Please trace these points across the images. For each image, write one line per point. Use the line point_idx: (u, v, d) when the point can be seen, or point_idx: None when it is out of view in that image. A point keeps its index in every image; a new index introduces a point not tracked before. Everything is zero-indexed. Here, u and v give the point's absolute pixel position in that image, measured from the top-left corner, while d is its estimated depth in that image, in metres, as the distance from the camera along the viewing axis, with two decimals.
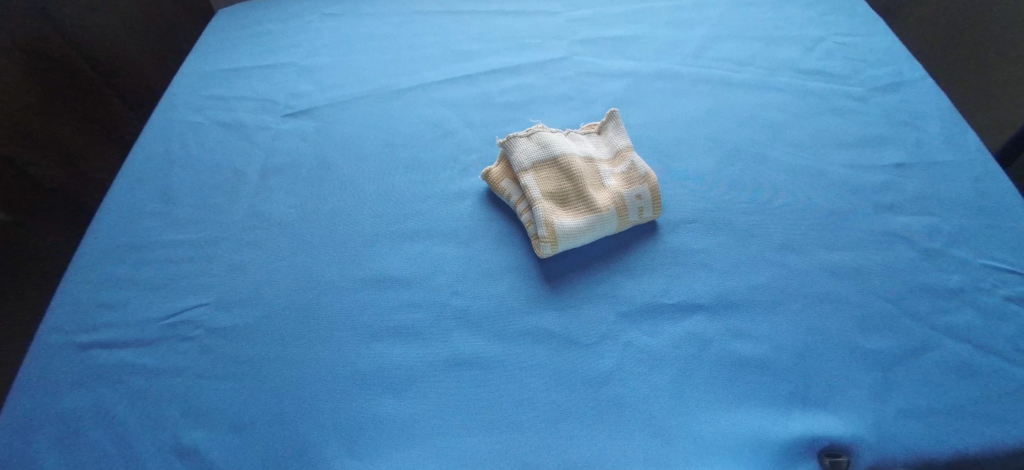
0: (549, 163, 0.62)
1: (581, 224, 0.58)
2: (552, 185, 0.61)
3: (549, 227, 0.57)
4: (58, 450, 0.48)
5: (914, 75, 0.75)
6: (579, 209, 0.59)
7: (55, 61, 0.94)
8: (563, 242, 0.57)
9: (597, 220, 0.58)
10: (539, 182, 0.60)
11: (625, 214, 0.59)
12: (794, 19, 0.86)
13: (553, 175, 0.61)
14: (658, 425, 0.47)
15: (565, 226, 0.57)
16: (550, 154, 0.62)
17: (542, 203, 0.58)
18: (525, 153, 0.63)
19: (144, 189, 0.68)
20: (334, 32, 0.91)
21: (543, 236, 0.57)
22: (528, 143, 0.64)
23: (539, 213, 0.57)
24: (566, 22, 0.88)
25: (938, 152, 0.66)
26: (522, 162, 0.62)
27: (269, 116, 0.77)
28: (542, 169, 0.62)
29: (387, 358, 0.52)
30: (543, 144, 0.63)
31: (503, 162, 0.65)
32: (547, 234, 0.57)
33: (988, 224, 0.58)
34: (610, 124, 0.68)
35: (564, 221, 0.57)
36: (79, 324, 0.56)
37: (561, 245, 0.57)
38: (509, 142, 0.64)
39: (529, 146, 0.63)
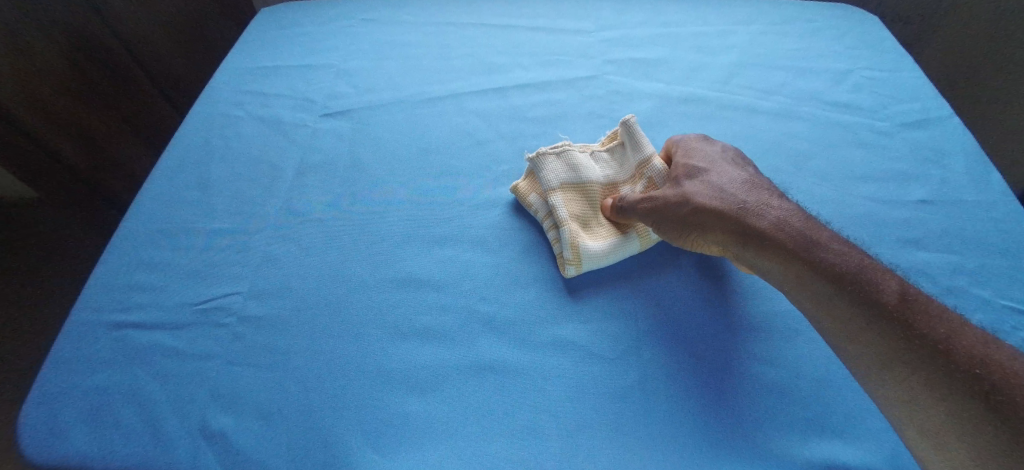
0: (574, 185, 0.63)
1: (606, 247, 0.59)
2: (577, 207, 0.62)
3: (573, 250, 0.58)
4: (89, 426, 0.50)
5: (940, 113, 0.76)
6: (603, 233, 0.61)
7: (99, 48, 0.97)
8: (588, 264, 0.59)
9: (620, 244, 0.60)
10: (565, 204, 0.61)
11: (648, 236, 0.61)
12: (823, 51, 0.87)
13: (577, 198, 0.63)
14: (676, 442, 0.48)
15: (591, 249, 0.58)
16: (576, 177, 0.63)
17: (568, 225, 0.60)
18: (551, 173, 0.63)
19: (182, 178, 0.71)
20: (371, 38, 0.94)
21: (569, 259, 0.58)
22: (554, 162, 0.64)
23: (566, 236, 0.58)
24: (598, 41, 0.90)
25: (962, 190, 0.66)
26: (548, 182, 0.63)
27: (305, 115, 0.79)
28: (567, 191, 0.63)
29: (413, 358, 0.53)
30: (569, 165, 0.63)
31: (530, 177, 0.66)
32: (572, 256, 0.58)
33: (1010, 266, 0.58)
34: (628, 133, 0.65)
35: (590, 244, 0.59)
36: (115, 305, 0.58)
37: (586, 267, 0.59)
38: (534, 160, 0.64)
39: (555, 166, 0.63)
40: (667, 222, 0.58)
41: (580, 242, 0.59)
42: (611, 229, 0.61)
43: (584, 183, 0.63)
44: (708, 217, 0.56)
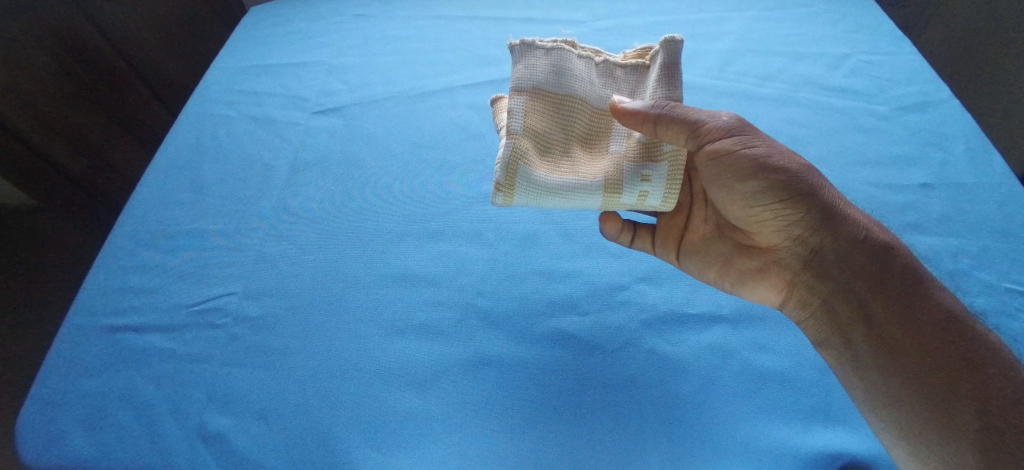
0: (551, 95, 0.51)
1: (553, 181, 0.48)
2: (541, 125, 0.50)
3: (509, 174, 0.46)
4: (87, 431, 0.49)
5: (940, 96, 0.75)
6: (560, 167, 0.49)
7: (89, 51, 0.96)
8: (525, 194, 0.47)
9: (576, 184, 0.48)
10: (527, 112, 0.50)
11: (617, 194, 0.48)
12: (820, 35, 0.86)
13: (545, 115, 0.51)
14: (676, 434, 0.47)
15: (534, 176, 0.47)
16: (557, 86, 0.51)
17: (518, 137, 0.48)
18: (528, 70, 0.51)
19: (176, 179, 0.70)
20: (363, 33, 0.93)
21: (500, 180, 0.46)
22: (540, 57, 0.52)
23: (508, 148, 0.47)
24: (591, 31, 0.89)
25: (962, 172, 0.66)
26: (519, 80, 0.51)
27: (299, 113, 0.79)
28: (538, 98, 0.51)
29: (411, 354, 0.53)
30: (556, 68, 0.51)
31: None
32: (507, 174, 0.46)
33: (1012, 248, 0.58)
34: (662, 55, 0.52)
35: (536, 170, 0.47)
36: (110, 308, 0.57)
37: (522, 197, 0.47)
38: (516, 46, 0.52)
39: (539, 63, 0.51)
40: (760, 154, 0.51)
41: (524, 162, 0.47)
42: (572, 166, 0.50)
43: (563, 97, 0.52)
44: (806, 173, 0.52)
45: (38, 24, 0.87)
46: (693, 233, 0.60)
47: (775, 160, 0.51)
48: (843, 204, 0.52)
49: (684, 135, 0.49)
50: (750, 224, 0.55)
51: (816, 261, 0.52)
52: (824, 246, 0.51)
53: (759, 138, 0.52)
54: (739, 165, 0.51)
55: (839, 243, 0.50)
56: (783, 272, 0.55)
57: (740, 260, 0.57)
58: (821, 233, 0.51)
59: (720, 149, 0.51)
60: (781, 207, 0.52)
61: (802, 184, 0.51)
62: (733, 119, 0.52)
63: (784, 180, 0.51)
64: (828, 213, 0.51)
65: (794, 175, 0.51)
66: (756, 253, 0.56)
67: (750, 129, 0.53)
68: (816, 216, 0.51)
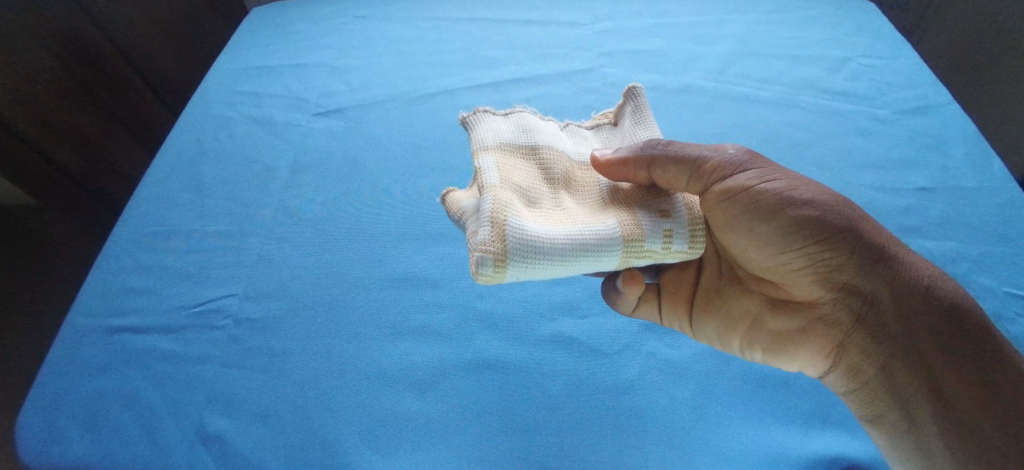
0: (523, 151, 0.47)
1: (551, 234, 0.39)
2: (521, 178, 0.44)
3: (498, 229, 0.38)
4: (86, 432, 0.49)
5: (940, 100, 0.75)
6: (554, 219, 0.42)
7: (90, 50, 0.96)
8: (519, 252, 0.37)
9: (581, 233, 0.40)
10: (501, 167, 0.44)
11: (640, 239, 0.41)
12: (821, 39, 0.86)
13: (522, 171, 0.45)
14: (676, 438, 0.47)
15: (527, 228, 0.38)
16: (529, 140, 0.48)
17: (498, 190, 0.41)
18: (494, 131, 0.48)
19: (177, 180, 0.70)
20: (364, 35, 0.93)
21: (488, 239, 0.37)
22: (501, 121, 0.49)
23: (490, 200, 0.39)
24: (592, 33, 0.89)
25: (962, 176, 0.66)
26: (485, 142, 0.47)
27: (299, 114, 0.79)
28: (511, 155, 0.46)
29: (411, 357, 0.53)
30: (525, 126, 0.49)
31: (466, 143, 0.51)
32: (495, 230, 0.38)
33: (1011, 252, 0.58)
34: (627, 104, 0.54)
35: (526, 222, 0.39)
36: (110, 309, 0.57)
37: (514, 252, 0.37)
38: (477, 115, 0.50)
39: (502, 126, 0.49)
40: (781, 191, 0.44)
41: (512, 214, 0.39)
42: (567, 219, 0.43)
43: (539, 151, 0.48)
44: (840, 205, 0.44)
45: (38, 22, 0.87)
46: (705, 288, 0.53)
47: (800, 195, 0.44)
48: (885, 236, 0.44)
49: (686, 175, 0.44)
50: (780, 273, 0.48)
51: (867, 311, 0.44)
52: (875, 294, 0.43)
53: (774, 172, 0.45)
54: (760, 203, 0.44)
55: (890, 288, 0.42)
56: (824, 329, 0.47)
57: (772, 318, 0.49)
58: (867, 281, 0.43)
59: (733, 190, 0.44)
60: (813, 252, 0.44)
61: (836, 220, 0.43)
62: (738, 151, 0.46)
63: (815, 216, 0.43)
64: (870, 253, 0.43)
65: (824, 209, 0.44)
66: (791, 308, 0.49)
67: (761, 162, 0.46)
68: (858, 257, 0.43)
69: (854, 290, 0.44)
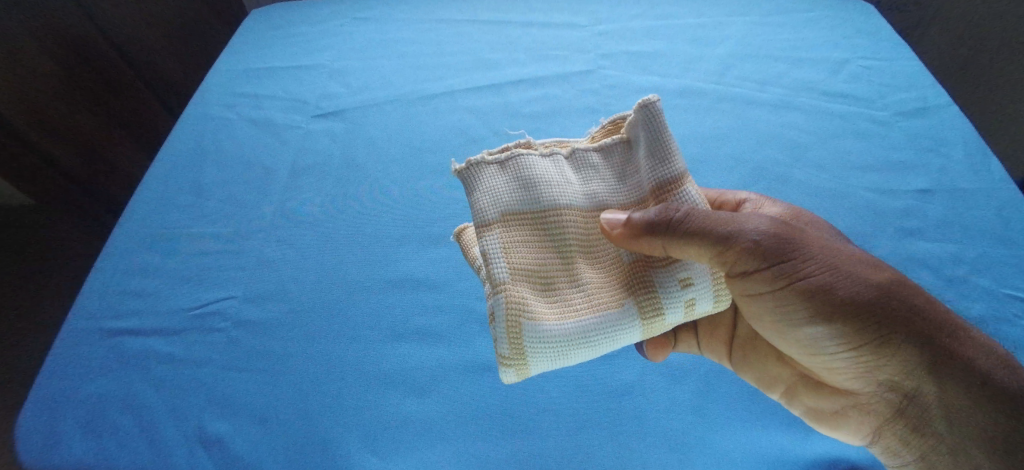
0: (529, 219, 0.42)
1: (568, 325, 0.40)
2: (530, 255, 0.42)
3: (513, 344, 0.38)
4: (85, 435, 0.49)
5: (939, 102, 0.75)
6: (574, 299, 0.41)
7: (90, 52, 0.96)
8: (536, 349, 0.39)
9: (598, 325, 0.39)
10: (507, 250, 0.41)
11: (660, 318, 0.40)
12: (820, 40, 0.86)
13: (531, 243, 0.42)
14: (677, 441, 0.47)
15: (541, 327, 0.39)
16: (536, 201, 0.42)
17: (511, 286, 0.40)
18: (497, 194, 0.42)
19: (176, 181, 0.70)
20: (365, 36, 0.93)
21: (506, 349, 0.39)
22: (498, 176, 0.43)
23: (504, 311, 0.38)
24: (592, 35, 0.89)
25: (961, 178, 0.66)
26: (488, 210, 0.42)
27: (299, 116, 0.79)
28: (517, 226, 0.42)
29: (410, 359, 0.53)
30: (530, 180, 0.43)
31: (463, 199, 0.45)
32: (511, 339, 0.39)
33: (1010, 254, 0.58)
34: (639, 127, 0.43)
35: (539, 319, 0.39)
36: (110, 311, 0.57)
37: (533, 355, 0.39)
38: (478, 166, 0.43)
39: (501, 184, 0.43)
40: (815, 285, 0.39)
41: (529, 317, 0.39)
42: (591, 292, 0.41)
43: (544, 214, 0.42)
44: (888, 298, 0.38)
45: (37, 24, 0.87)
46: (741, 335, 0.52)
47: (836, 289, 0.39)
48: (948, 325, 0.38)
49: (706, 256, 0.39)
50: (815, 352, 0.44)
51: (909, 409, 0.40)
52: (921, 395, 0.39)
53: (811, 258, 0.39)
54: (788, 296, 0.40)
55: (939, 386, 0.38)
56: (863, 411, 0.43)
57: (807, 391, 0.47)
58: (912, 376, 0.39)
59: (758, 281, 0.40)
60: (850, 347, 0.40)
61: (880, 319, 0.38)
62: (768, 231, 0.40)
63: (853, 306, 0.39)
64: (921, 354, 0.38)
65: (865, 305, 0.38)
66: (828, 389, 0.46)
67: (798, 243, 0.40)
68: (906, 359, 0.38)
69: (897, 388, 0.40)
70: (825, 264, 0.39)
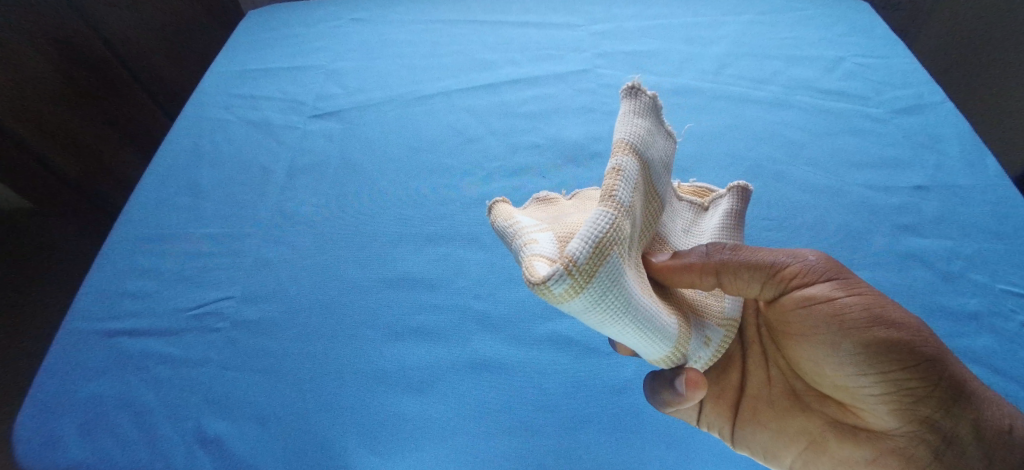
0: (650, 186, 0.38)
1: (633, 302, 0.33)
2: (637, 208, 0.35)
3: (588, 266, 0.29)
4: (81, 437, 0.49)
5: (934, 98, 0.76)
6: (636, 279, 0.35)
7: (86, 54, 0.96)
8: (597, 296, 0.30)
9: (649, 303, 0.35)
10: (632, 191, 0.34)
11: (686, 344, 0.39)
12: (814, 39, 0.87)
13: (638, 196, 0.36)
14: (675, 437, 0.49)
15: (622, 279, 0.31)
16: (659, 180, 0.38)
17: (621, 214, 0.32)
18: (642, 133, 0.36)
19: (173, 183, 0.70)
20: (361, 37, 0.93)
21: (582, 258, 0.29)
22: (658, 135, 0.39)
23: (599, 257, 0.29)
24: (588, 34, 0.89)
25: (956, 174, 0.66)
26: (639, 142, 0.35)
27: (296, 117, 0.79)
28: (646, 180, 0.36)
29: (407, 357, 0.53)
30: (660, 158, 0.38)
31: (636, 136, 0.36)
32: (594, 255, 0.29)
33: (1005, 249, 0.58)
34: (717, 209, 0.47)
35: (624, 274, 0.32)
36: (107, 312, 0.57)
37: (585, 301, 0.30)
38: (644, 97, 0.38)
39: (657, 140, 0.38)
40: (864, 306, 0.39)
41: (612, 258, 0.30)
42: (643, 285, 0.36)
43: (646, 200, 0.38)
44: (928, 327, 0.39)
45: (30, 26, 0.87)
46: (750, 392, 0.48)
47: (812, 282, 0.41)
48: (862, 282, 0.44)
49: (759, 281, 0.41)
50: (836, 388, 0.42)
51: (948, 453, 0.38)
52: (956, 432, 0.38)
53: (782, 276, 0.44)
54: (844, 319, 0.39)
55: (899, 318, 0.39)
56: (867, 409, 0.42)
57: (836, 440, 0.43)
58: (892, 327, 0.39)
59: (809, 300, 0.41)
60: (897, 377, 0.38)
61: (934, 343, 0.38)
62: (819, 260, 0.42)
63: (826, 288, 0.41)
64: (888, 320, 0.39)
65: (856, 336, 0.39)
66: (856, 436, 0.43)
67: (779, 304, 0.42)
68: (945, 385, 0.37)
69: (937, 429, 0.38)
70: (870, 290, 0.40)
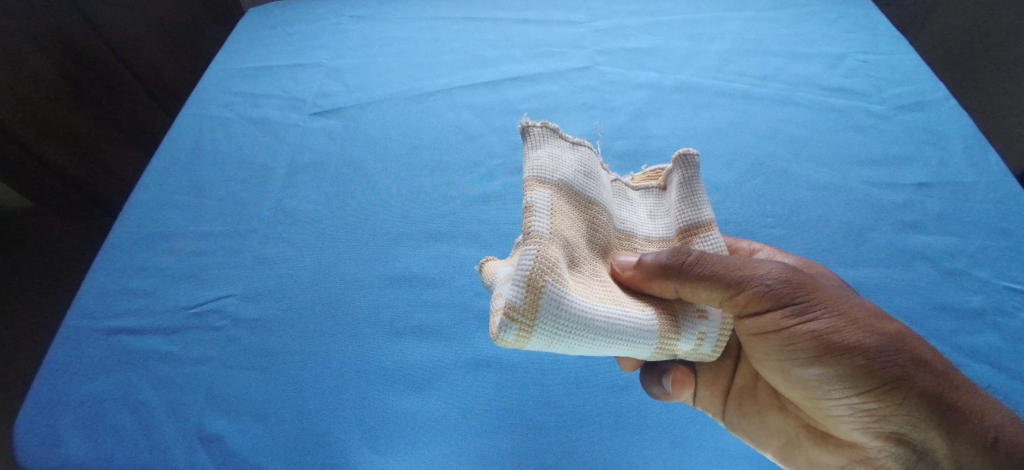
0: (578, 197, 0.41)
1: (590, 317, 0.35)
2: (569, 227, 0.39)
3: (529, 306, 0.33)
4: (82, 435, 0.49)
5: (937, 95, 0.75)
6: (593, 292, 0.38)
7: (85, 52, 0.96)
8: (548, 328, 0.34)
9: (616, 313, 0.37)
10: (555, 215, 0.38)
11: (674, 341, 0.39)
12: (817, 35, 0.86)
13: (567, 214, 0.39)
14: (677, 435, 0.48)
15: (568, 302, 0.35)
16: (585, 188, 0.42)
17: (545, 243, 0.35)
18: (544, 162, 0.41)
19: (174, 181, 0.70)
20: (362, 35, 0.93)
21: (519, 303, 0.33)
22: (567, 151, 0.43)
23: (533, 295, 0.33)
24: (590, 31, 0.89)
25: (959, 171, 0.66)
26: (543, 171, 0.40)
27: (297, 114, 0.79)
28: (567, 197, 0.40)
29: (408, 355, 0.53)
30: (578, 172, 0.42)
31: (540, 169, 0.40)
32: (530, 296, 0.33)
33: (1009, 246, 0.58)
34: (675, 178, 0.45)
35: (571, 294, 0.35)
36: (108, 311, 0.57)
37: (541, 336, 0.34)
38: (536, 130, 0.43)
39: (567, 156, 0.42)
40: (819, 331, 0.38)
41: (551, 288, 0.34)
42: (606, 294, 0.39)
43: (584, 211, 0.41)
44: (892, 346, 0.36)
45: (30, 24, 0.87)
46: (739, 384, 0.49)
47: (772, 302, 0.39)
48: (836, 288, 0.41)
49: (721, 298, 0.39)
50: (806, 401, 0.42)
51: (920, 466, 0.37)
52: (927, 448, 0.37)
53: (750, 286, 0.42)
54: (798, 343, 0.39)
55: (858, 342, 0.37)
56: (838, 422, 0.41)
57: (814, 444, 0.45)
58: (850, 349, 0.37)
59: (765, 325, 0.40)
60: (858, 397, 0.38)
61: (898, 366, 0.36)
62: (776, 279, 0.39)
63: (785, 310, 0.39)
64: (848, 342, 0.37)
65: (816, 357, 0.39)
66: (834, 440, 0.44)
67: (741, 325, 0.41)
68: (910, 408, 0.36)
69: (907, 445, 0.38)
70: (832, 309, 0.38)
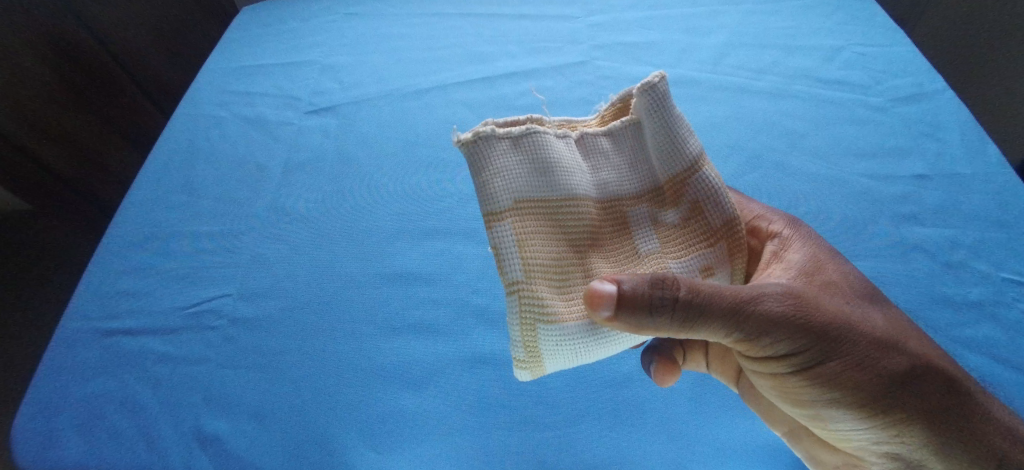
0: (544, 207, 0.39)
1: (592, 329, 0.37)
2: (544, 247, 0.38)
3: (530, 351, 0.37)
4: (79, 437, 0.49)
5: (935, 86, 0.75)
6: None
7: (79, 51, 0.96)
8: (557, 358, 0.38)
9: None
10: (524, 246, 0.37)
11: None
12: (814, 27, 0.86)
13: (537, 234, 0.38)
14: (675, 429, 0.48)
15: (564, 330, 0.37)
16: (548, 191, 0.39)
17: (525, 284, 0.37)
18: (495, 185, 0.38)
19: (169, 180, 0.70)
20: (357, 32, 0.92)
21: (522, 352, 0.37)
22: (513, 158, 0.39)
23: (529, 342, 0.37)
24: (586, 26, 0.88)
25: (957, 163, 0.66)
26: (496, 199, 0.38)
27: (292, 112, 0.78)
28: (531, 216, 0.39)
29: (407, 352, 0.53)
30: (534, 177, 0.39)
31: (490, 198, 0.38)
32: (526, 343, 0.37)
33: (1007, 237, 0.58)
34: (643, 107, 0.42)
35: (565, 320, 0.37)
36: (103, 311, 0.57)
37: (556, 365, 0.38)
38: (473, 149, 0.39)
39: (515, 167, 0.39)
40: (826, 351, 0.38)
41: (543, 327, 0.36)
42: None
43: (557, 213, 0.39)
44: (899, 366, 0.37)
45: (22, 24, 0.86)
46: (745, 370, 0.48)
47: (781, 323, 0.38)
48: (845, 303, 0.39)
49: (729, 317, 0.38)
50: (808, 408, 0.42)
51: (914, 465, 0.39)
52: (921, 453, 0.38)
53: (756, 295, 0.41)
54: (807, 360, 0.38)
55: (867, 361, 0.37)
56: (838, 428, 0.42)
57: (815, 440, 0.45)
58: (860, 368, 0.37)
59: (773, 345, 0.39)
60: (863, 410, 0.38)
61: (901, 394, 0.37)
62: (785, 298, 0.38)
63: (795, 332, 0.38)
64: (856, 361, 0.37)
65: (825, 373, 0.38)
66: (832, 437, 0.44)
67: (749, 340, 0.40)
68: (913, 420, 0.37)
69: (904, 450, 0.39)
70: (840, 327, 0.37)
